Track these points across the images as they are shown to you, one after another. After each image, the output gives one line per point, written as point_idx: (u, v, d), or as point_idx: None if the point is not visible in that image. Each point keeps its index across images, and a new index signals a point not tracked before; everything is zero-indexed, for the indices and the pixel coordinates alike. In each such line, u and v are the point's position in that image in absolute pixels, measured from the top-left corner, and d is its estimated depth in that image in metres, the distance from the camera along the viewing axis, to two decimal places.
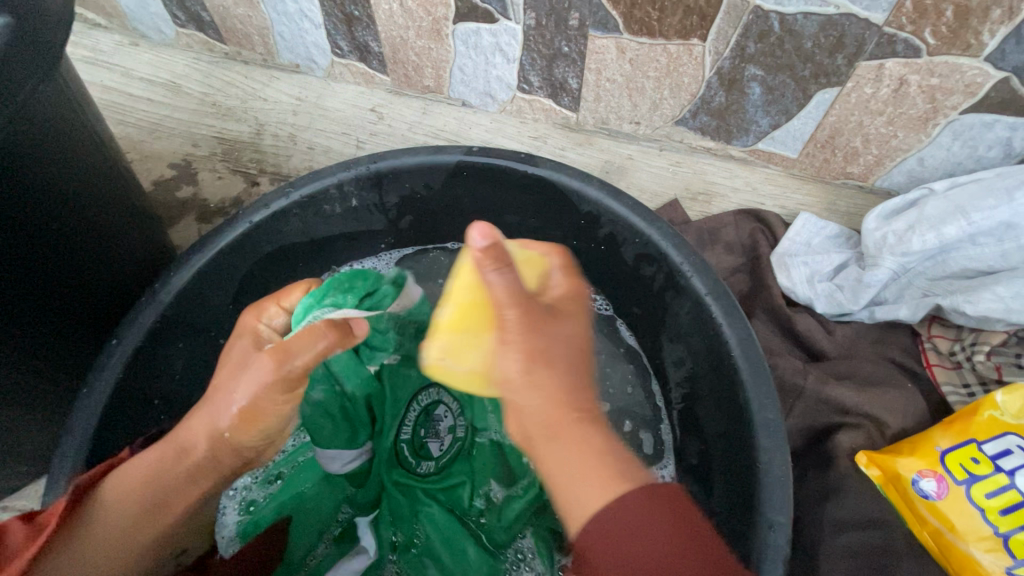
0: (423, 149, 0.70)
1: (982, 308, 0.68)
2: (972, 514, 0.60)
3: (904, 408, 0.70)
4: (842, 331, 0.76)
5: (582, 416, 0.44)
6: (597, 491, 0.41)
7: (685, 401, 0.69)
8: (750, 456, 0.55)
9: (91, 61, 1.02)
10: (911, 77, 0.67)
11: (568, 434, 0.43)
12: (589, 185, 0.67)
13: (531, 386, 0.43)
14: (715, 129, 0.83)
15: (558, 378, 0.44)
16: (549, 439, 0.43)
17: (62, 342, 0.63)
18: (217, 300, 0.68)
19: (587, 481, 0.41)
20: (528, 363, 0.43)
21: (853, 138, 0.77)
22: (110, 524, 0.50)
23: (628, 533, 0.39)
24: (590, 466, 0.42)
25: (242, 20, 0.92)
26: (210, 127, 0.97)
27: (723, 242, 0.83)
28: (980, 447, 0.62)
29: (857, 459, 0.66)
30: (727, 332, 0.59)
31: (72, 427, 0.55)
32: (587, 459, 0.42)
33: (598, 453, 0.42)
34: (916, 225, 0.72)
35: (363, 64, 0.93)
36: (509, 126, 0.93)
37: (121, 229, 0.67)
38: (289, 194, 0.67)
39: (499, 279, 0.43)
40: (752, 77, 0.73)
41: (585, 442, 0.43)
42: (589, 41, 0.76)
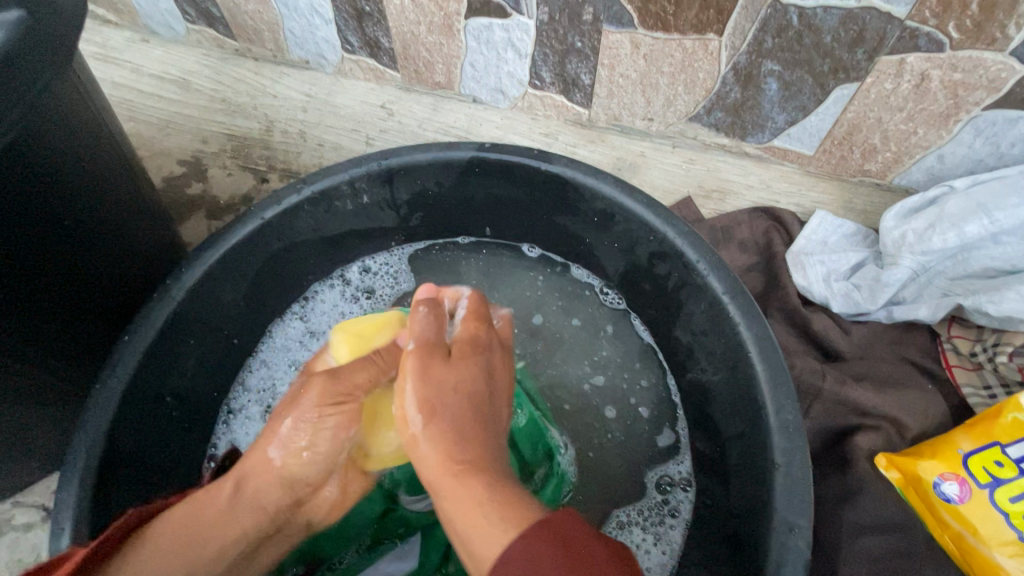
0: (435, 146, 0.69)
1: (1006, 308, 0.67)
2: (995, 518, 0.59)
3: (924, 410, 0.69)
4: (859, 331, 0.75)
5: (462, 467, 0.49)
6: (492, 539, 0.43)
7: (700, 401, 0.68)
8: (768, 457, 0.54)
9: (102, 57, 1.02)
10: (933, 72, 0.66)
11: (452, 486, 0.48)
12: (603, 181, 0.66)
13: (428, 437, 0.52)
14: (729, 125, 0.82)
15: (454, 415, 0.53)
16: (438, 491, 0.48)
17: (74, 338, 0.63)
18: (229, 297, 0.68)
19: (480, 529, 0.43)
20: (426, 416, 0.53)
21: (872, 135, 0.75)
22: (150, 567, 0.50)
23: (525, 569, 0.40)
24: (487, 512, 0.44)
25: (253, 16, 0.92)
26: (220, 124, 0.97)
27: (737, 240, 0.82)
28: (1004, 450, 0.61)
29: (877, 461, 0.65)
30: (745, 332, 0.59)
31: (86, 423, 0.55)
32: (477, 501, 0.46)
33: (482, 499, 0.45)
34: (936, 223, 0.71)
35: (373, 60, 0.93)
36: (520, 123, 0.92)
37: (133, 224, 0.67)
38: (301, 190, 0.67)
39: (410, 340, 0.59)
40: (768, 72, 0.72)
41: (470, 490, 0.47)
42: (603, 36, 0.75)
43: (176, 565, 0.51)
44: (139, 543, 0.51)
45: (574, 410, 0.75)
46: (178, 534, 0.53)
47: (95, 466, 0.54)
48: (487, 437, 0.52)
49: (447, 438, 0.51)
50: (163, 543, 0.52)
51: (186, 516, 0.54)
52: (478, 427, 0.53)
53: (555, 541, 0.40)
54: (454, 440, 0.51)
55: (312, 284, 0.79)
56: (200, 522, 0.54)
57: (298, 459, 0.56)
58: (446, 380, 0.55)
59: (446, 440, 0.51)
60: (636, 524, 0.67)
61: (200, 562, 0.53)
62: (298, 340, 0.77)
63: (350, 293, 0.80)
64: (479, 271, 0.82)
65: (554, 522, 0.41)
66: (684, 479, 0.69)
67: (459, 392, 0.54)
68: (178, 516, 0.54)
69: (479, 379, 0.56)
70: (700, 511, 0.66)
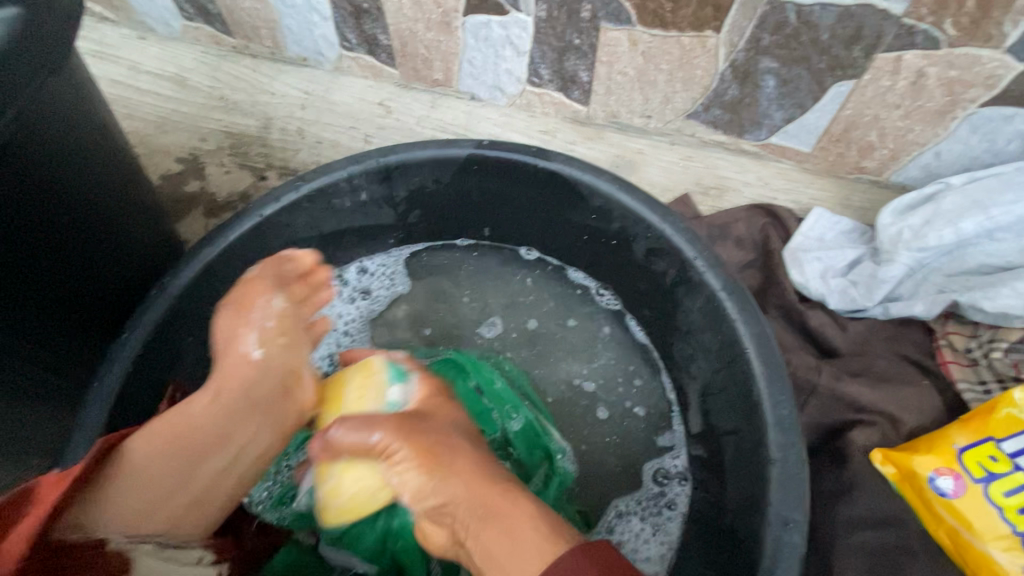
0: (433, 143, 0.69)
1: (1001, 304, 0.67)
2: (989, 513, 0.60)
3: (919, 405, 0.69)
4: (855, 328, 0.75)
5: (502, 489, 0.51)
6: (535, 562, 0.46)
7: (697, 397, 0.69)
8: (763, 453, 0.55)
9: (98, 54, 1.02)
10: (930, 69, 0.66)
11: (495, 512, 0.49)
12: (601, 179, 0.67)
13: (449, 479, 0.52)
14: (727, 122, 0.82)
15: (464, 455, 0.54)
16: (482, 520, 0.49)
17: (73, 335, 0.63)
18: (227, 294, 0.68)
19: (525, 558, 0.46)
20: (431, 472, 0.52)
21: (869, 132, 0.76)
22: (141, 478, 0.51)
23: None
24: (530, 534, 0.47)
25: (250, 13, 0.92)
26: (218, 121, 0.97)
27: (734, 237, 0.82)
28: (999, 445, 0.61)
29: (873, 456, 0.65)
30: (741, 328, 0.59)
31: (84, 420, 0.55)
32: (516, 534, 0.48)
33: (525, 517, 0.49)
34: (932, 220, 0.72)
35: (371, 57, 0.93)
36: (518, 120, 0.92)
37: (130, 222, 0.67)
38: (299, 187, 0.67)
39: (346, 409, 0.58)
40: (766, 69, 0.72)
41: (513, 517, 0.49)
42: (601, 33, 0.75)
43: (167, 472, 0.52)
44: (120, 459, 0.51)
45: (572, 406, 0.75)
46: (156, 441, 0.52)
47: None
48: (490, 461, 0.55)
49: (472, 471, 0.52)
50: (145, 455, 0.51)
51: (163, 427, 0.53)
52: (491, 460, 0.55)
53: (600, 558, 0.45)
54: (480, 468, 0.53)
55: None
56: (174, 434, 0.53)
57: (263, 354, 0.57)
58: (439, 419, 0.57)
59: (474, 471, 0.52)
60: (634, 513, 0.69)
61: (191, 463, 0.53)
62: None
63: (347, 294, 0.80)
64: (478, 269, 0.82)
65: (588, 553, 0.45)
66: (681, 473, 0.69)
67: (455, 428, 0.57)
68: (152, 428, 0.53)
69: (464, 423, 0.59)
70: (697, 506, 0.66)
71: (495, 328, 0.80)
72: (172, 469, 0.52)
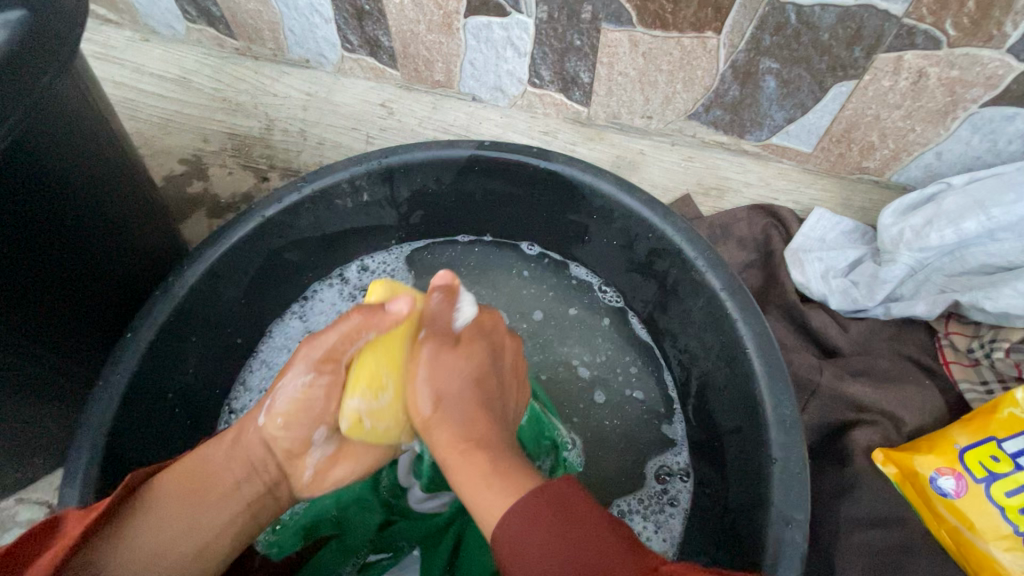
0: (435, 144, 0.69)
1: (1003, 304, 0.67)
2: (991, 512, 0.60)
3: (921, 405, 0.69)
4: (857, 328, 0.75)
5: (468, 444, 0.51)
6: (491, 506, 0.45)
7: (699, 397, 0.69)
8: (765, 452, 0.55)
9: (102, 56, 1.02)
10: (930, 70, 0.66)
11: (462, 464, 0.50)
12: (602, 179, 0.67)
13: (439, 420, 0.54)
14: (728, 123, 0.82)
15: (458, 401, 0.55)
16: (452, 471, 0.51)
17: (77, 334, 0.63)
18: (230, 294, 0.68)
19: (480, 498, 0.46)
20: (435, 403, 0.54)
21: (870, 132, 0.76)
22: (158, 527, 0.50)
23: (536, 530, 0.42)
24: (490, 483, 0.47)
25: (253, 15, 0.93)
26: (221, 123, 0.97)
27: (735, 237, 0.82)
28: (1001, 444, 0.61)
29: (874, 456, 0.66)
30: (743, 327, 0.59)
31: (89, 420, 0.55)
32: (477, 479, 0.48)
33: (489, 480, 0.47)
34: (934, 220, 0.71)
35: (373, 59, 0.93)
36: (519, 121, 0.92)
37: (135, 222, 0.68)
38: (301, 188, 0.67)
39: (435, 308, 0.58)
40: (767, 70, 0.72)
41: (474, 464, 0.49)
42: (602, 34, 0.75)
43: (182, 521, 0.51)
44: (140, 502, 0.51)
45: (574, 406, 0.75)
46: (178, 495, 0.52)
47: (99, 461, 0.54)
48: (487, 419, 0.54)
49: (455, 419, 0.53)
50: (170, 490, 0.52)
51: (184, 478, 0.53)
52: (483, 407, 0.55)
53: (551, 501, 0.43)
54: (464, 421, 0.53)
55: (310, 284, 0.79)
56: (196, 483, 0.54)
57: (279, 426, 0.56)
58: (446, 369, 0.56)
59: (456, 423, 0.53)
60: (636, 512, 0.68)
61: (199, 520, 0.52)
62: (297, 340, 0.77)
63: (348, 292, 0.80)
64: (479, 270, 0.82)
65: (548, 495, 0.43)
66: (684, 470, 0.69)
67: (461, 372, 0.56)
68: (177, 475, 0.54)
69: (477, 367, 0.57)
70: (699, 507, 0.66)
71: None
72: (182, 526, 0.51)
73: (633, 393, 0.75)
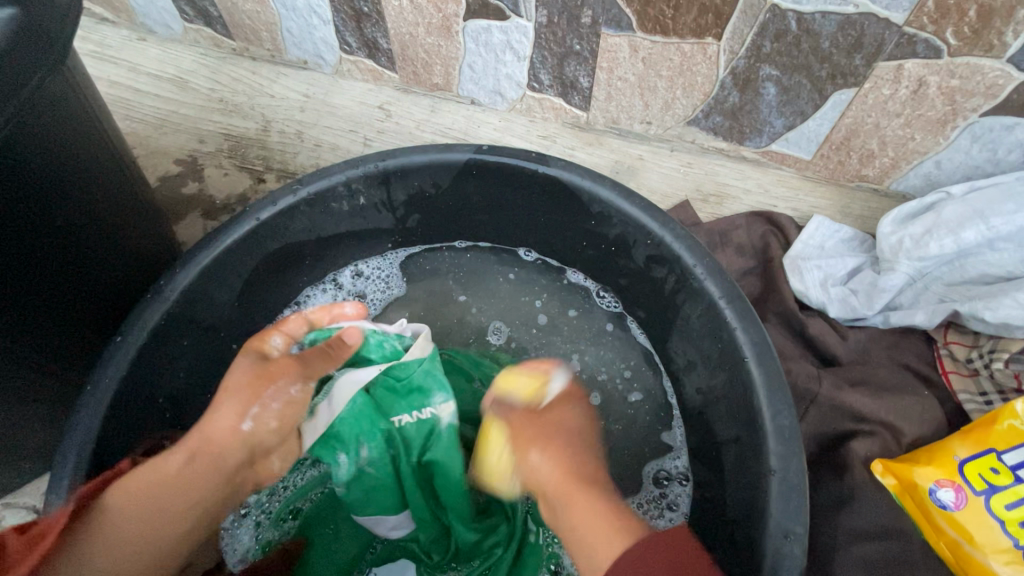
0: (432, 147, 0.69)
1: (1002, 314, 0.66)
2: (991, 526, 0.59)
3: (920, 415, 0.69)
4: (855, 336, 0.75)
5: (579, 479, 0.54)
6: (607, 545, 0.48)
7: (698, 406, 0.68)
8: (763, 463, 0.54)
9: (98, 55, 1.01)
10: (931, 78, 0.66)
11: (576, 495, 0.53)
12: (601, 185, 0.66)
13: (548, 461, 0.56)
14: (727, 129, 0.82)
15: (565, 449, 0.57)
16: (565, 498, 0.53)
17: (68, 336, 0.62)
18: (223, 297, 0.67)
19: (604, 537, 0.48)
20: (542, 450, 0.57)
21: (869, 140, 0.75)
22: (123, 528, 0.51)
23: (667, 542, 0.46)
24: (605, 519, 0.50)
25: (250, 16, 0.92)
26: (217, 123, 0.96)
27: (734, 244, 0.82)
28: (1001, 456, 0.60)
29: (873, 467, 0.65)
30: (741, 336, 0.58)
31: (77, 425, 0.54)
32: (597, 519, 0.50)
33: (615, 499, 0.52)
34: (933, 229, 0.71)
35: (371, 60, 0.93)
36: (518, 125, 0.92)
37: (127, 223, 0.67)
38: (296, 191, 0.66)
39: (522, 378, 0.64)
40: (767, 76, 0.72)
41: (593, 504, 0.52)
42: (602, 39, 0.75)
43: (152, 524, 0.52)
44: (102, 511, 0.50)
45: None
46: (146, 493, 0.53)
47: (86, 466, 0.53)
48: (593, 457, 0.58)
49: (571, 460, 0.56)
50: (132, 502, 0.52)
51: (157, 476, 0.54)
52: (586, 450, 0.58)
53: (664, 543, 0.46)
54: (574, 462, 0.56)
55: (304, 288, 0.78)
56: (160, 488, 0.53)
57: (261, 428, 0.59)
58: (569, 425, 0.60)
59: (568, 463, 0.56)
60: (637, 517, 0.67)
61: (169, 516, 0.53)
62: None
63: (342, 296, 0.79)
64: (475, 274, 0.82)
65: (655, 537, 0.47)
66: (682, 475, 0.69)
67: (568, 424, 0.60)
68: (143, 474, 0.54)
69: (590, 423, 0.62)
70: (697, 517, 0.65)
71: (501, 335, 0.79)
72: (150, 524, 0.52)
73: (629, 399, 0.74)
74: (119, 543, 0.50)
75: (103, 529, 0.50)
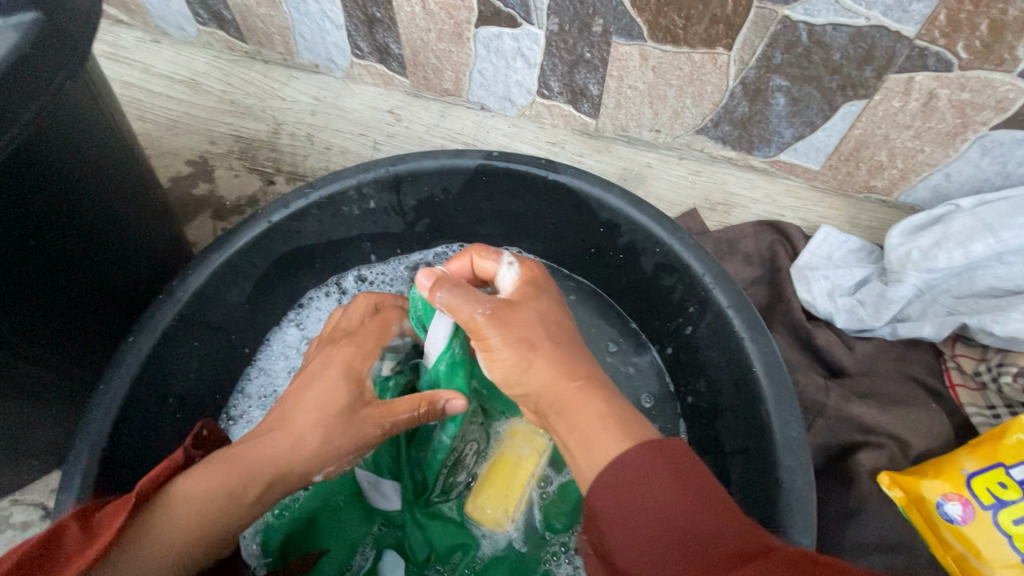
0: (442, 153, 0.69)
1: (1012, 328, 0.66)
2: (998, 541, 0.59)
3: (928, 428, 0.69)
4: (862, 347, 0.75)
5: (580, 382, 0.45)
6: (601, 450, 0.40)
7: (705, 415, 0.68)
8: (771, 474, 0.54)
9: (113, 56, 1.03)
10: (942, 91, 0.66)
11: (572, 403, 0.44)
12: (610, 193, 0.66)
13: (539, 366, 0.46)
14: (736, 138, 0.82)
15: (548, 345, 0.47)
16: (558, 412, 0.44)
17: (81, 337, 0.63)
18: (233, 299, 0.68)
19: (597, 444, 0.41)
20: (529, 351, 0.46)
21: (879, 152, 0.76)
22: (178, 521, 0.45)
23: (638, 484, 0.38)
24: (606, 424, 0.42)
25: (264, 19, 0.93)
26: (228, 126, 0.97)
27: (741, 252, 0.82)
28: (1008, 472, 0.60)
29: (880, 479, 0.65)
30: (749, 346, 0.58)
31: (89, 425, 0.54)
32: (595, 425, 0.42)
33: (604, 413, 0.42)
34: (942, 241, 0.71)
35: (382, 65, 0.93)
36: (527, 131, 0.92)
37: (141, 224, 0.67)
38: (308, 194, 0.66)
39: (442, 298, 0.50)
40: (777, 87, 0.72)
41: (591, 407, 0.43)
42: (612, 48, 0.75)
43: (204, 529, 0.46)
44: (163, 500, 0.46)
45: None
46: (202, 497, 0.46)
47: (97, 467, 0.53)
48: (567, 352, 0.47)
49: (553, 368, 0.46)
50: (189, 497, 0.46)
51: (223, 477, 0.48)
52: (570, 344, 0.48)
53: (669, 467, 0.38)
54: (563, 360, 0.46)
55: (308, 290, 0.78)
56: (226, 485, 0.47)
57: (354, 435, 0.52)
58: (531, 323, 0.48)
59: (558, 362, 0.46)
60: None
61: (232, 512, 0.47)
62: (295, 347, 0.76)
63: (347, 300, 0.79)
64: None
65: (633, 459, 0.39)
66: None
67: (542, 317, 0.49)
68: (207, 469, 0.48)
69: (555, 312, 0.50)
70: None
71: None
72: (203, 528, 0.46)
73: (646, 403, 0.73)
74: (166, 542, 0.44)
75: (153, 527, 0.44)
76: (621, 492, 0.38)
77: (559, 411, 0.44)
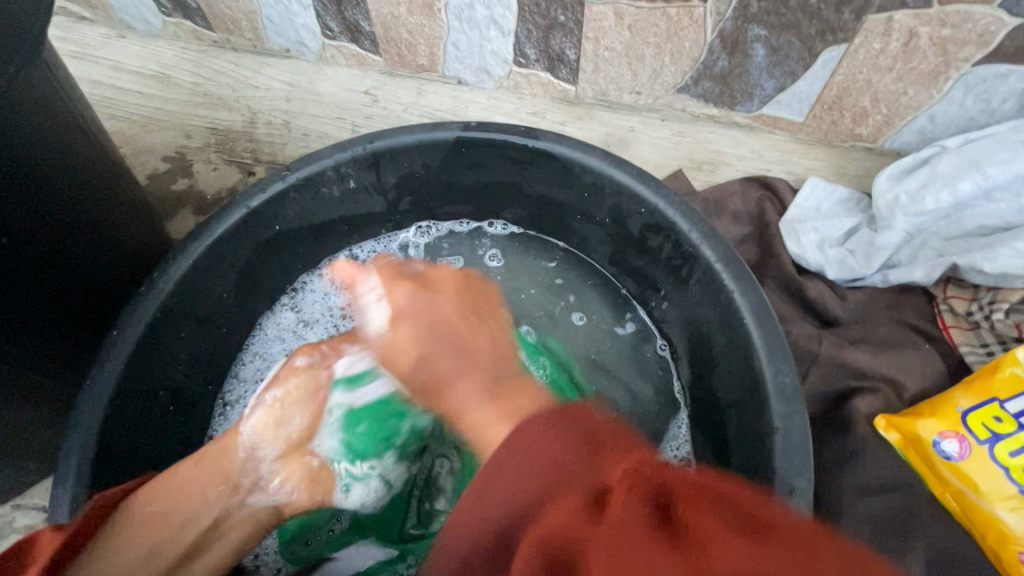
0: (420, 127, 0.67)
1: (1001, 265, 0.67)
2: (996, 474, 0.60)
3: (921, 370, 0.69)
4: (854, 296, 0.74)
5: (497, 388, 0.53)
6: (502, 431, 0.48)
7: (700, 373, 0.68)
8: (765, 423, 0.54)
9: (79, 55, 1.00)
10: (922, 29, 0.65)
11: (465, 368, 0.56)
12: (591, 155, 0.65)
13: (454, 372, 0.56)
14: (717, 94, 0.81)
15: (444, 359, 0.58)
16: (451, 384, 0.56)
17: (57, 333, 0.62)
18: (219, 288, 0.67)
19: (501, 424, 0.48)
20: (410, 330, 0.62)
21: (862, 98, 0.75)
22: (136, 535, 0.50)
23: (528, 446, 0.41)
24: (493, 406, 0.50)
25: (229, 5, 0.90)
26: (202, 118, 0.95)
27: (729, 211, 0.81)
28: (1003, 405, 0.61)
29: (876, 423, 0.66)
30: (739, 298, 0.58)
31: (77, 422, 0.54)
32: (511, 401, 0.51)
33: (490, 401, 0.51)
34: (929, 183, 0.71)
35: (354, 45, 0.91)
36: (507, 103, 0.91)
37: (118, 220, 0.66)
38: (285, 177, 0.65)
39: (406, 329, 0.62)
40: (755, 37, 0.71)
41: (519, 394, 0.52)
42: (586, 8, 0.73)
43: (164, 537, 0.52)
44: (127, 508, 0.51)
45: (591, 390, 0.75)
46: (182, 496, 0.54)
47: (90, 463, 0.53)
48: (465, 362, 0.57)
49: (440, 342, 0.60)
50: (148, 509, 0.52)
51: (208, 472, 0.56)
52: (502, 361, 0.58)
53: (543, 436, 0.41)
54: (489, 368, 0.56)
55: (301, 275, 0.78)
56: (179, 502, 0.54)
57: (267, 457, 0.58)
58: (430, 317, 0.62)
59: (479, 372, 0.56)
60: None
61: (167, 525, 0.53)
62: (291, 330, 0.77)
63: None
64: (461, 262, 0.81)
65: (534, 426, 0.42)
66: (685, 460, 0.69)
67: (424, 326, 0.61)
68: (160, 494, 0.53)
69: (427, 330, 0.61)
70: None
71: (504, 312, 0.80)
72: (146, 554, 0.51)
73: (661, 350, 0.74)
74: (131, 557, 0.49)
75: (133, 525, 0.50)
76: (522, 453, 0.41)
77: (445, 368, 0.58)
